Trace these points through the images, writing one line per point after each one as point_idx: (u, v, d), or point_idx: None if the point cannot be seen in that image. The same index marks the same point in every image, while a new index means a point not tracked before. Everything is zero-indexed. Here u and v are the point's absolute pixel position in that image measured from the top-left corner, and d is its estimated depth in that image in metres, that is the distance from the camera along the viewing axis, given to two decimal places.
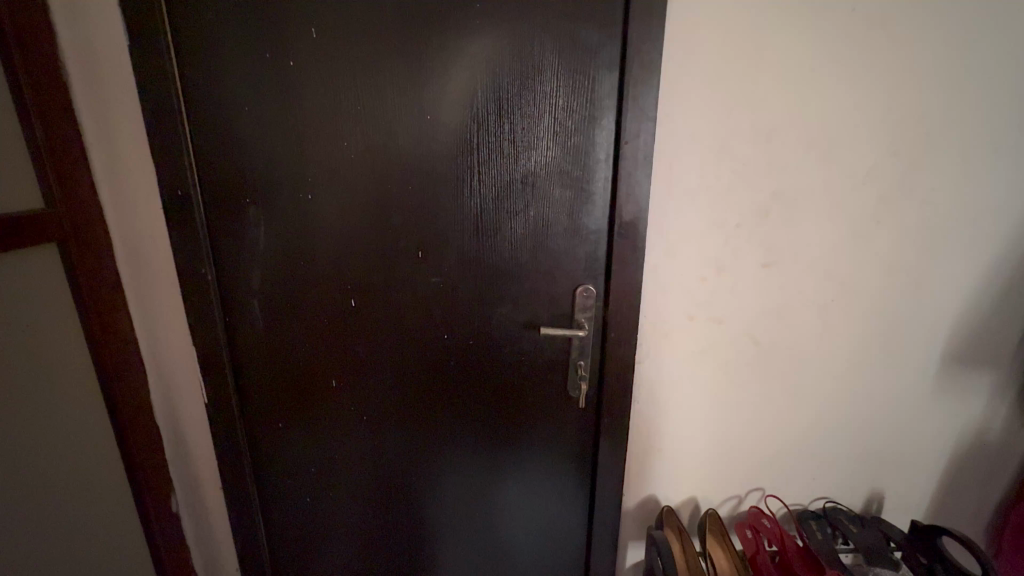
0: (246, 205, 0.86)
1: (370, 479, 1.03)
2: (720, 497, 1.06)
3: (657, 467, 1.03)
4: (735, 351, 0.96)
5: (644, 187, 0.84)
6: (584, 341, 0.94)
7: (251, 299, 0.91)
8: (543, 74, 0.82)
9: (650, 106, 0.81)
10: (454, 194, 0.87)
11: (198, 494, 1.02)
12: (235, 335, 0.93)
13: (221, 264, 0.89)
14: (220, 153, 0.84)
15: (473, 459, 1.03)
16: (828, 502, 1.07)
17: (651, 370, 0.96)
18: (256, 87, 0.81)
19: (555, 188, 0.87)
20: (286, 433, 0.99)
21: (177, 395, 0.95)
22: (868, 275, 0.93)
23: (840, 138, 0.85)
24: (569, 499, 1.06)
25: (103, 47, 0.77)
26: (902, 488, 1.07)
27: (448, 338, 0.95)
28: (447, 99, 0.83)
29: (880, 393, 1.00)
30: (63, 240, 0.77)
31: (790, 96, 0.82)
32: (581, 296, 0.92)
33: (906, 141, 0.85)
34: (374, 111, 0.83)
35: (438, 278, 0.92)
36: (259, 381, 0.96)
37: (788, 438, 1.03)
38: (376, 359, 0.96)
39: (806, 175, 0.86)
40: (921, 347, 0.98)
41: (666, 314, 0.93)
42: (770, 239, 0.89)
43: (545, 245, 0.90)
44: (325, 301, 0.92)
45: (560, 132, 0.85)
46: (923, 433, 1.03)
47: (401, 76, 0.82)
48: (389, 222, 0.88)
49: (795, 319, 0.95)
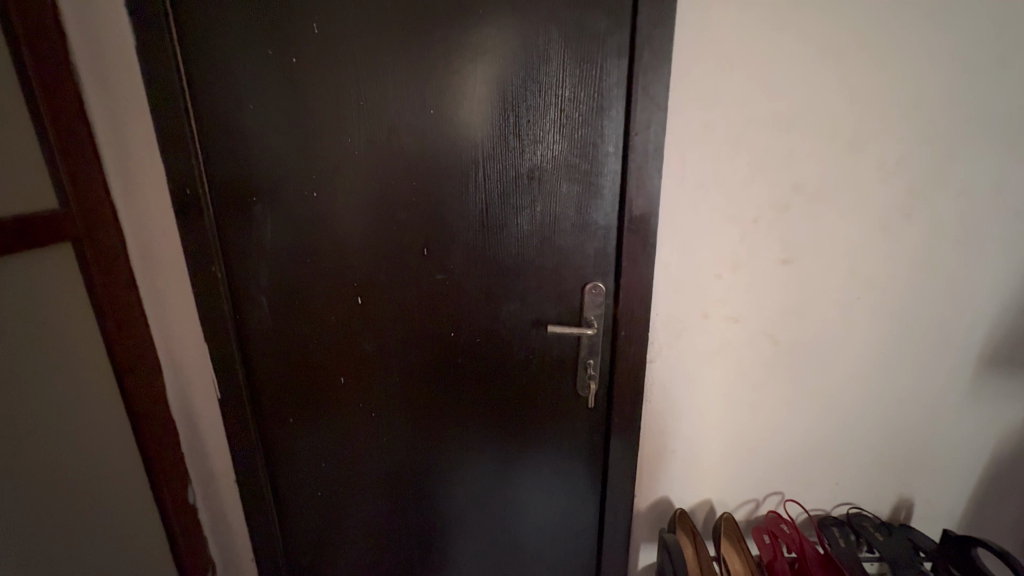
0: (252, 204, 0.87)
1: (382, 476, 1.04)
2: (736, 500, 1.03)
3: (670, 468, 1.00)
4: (753, 351, 0.92)
5: (654, 181, 0.81)
6: (593, 339, 0.91)
7: (260, 297, 0.92)
8: (549, 65, 0.79)
9: (659, 95, 0.77)
10: (459, 190, 0.86)
11: (213, 487, 1.04)
12: (246, 331, 0.94)
13: (231, 262, 0.90)
14: (227, 153, 0.84)
15: (486, 458, 1.02)
16: (852, 508, 1.02)
17: (662, 370, 0.93)
18: (261, 86, 0.81)
19: (561, 183, 0.85)
20: (296, 429, 1.00)
21: (191, 390, 0.97)
22: (897, 272, 0.87)
23: (867, 124, 0.79)
24: (580, 498, 1.04)
25: (113, 49, 0.78)
26: (932, 494, 1.01)
27: (454, 336, 0.94)
28: (450, 92, 0.81)
29: (909, 394, 0.95)
30: (78, 239, 0.79)
31: (812, 83, 0.77)
32: (591, 293, 0.89)
33: (940, 127, 0.79)
34: (375, 106, 0.82)
35: (443, 275, 0.90)
36: (269, 378, 0.97)
37: (808, 440, 0.98)
38: (384, 357, 0.95)
39: (828, 165, 0.81)
40: (955, 346, 0.92)
41: (678, 313, 0.90)
42: (791, 233, 0.85)
43: (553, 241, 0.88)
44: (332, 298, 0.92)
45: (567, 125, 0.82)
46: (954, 438, 0.98)
47: (404, 69, 0.80)
48: (393, 219, 0.88)
49: (818, 318, 0.90)
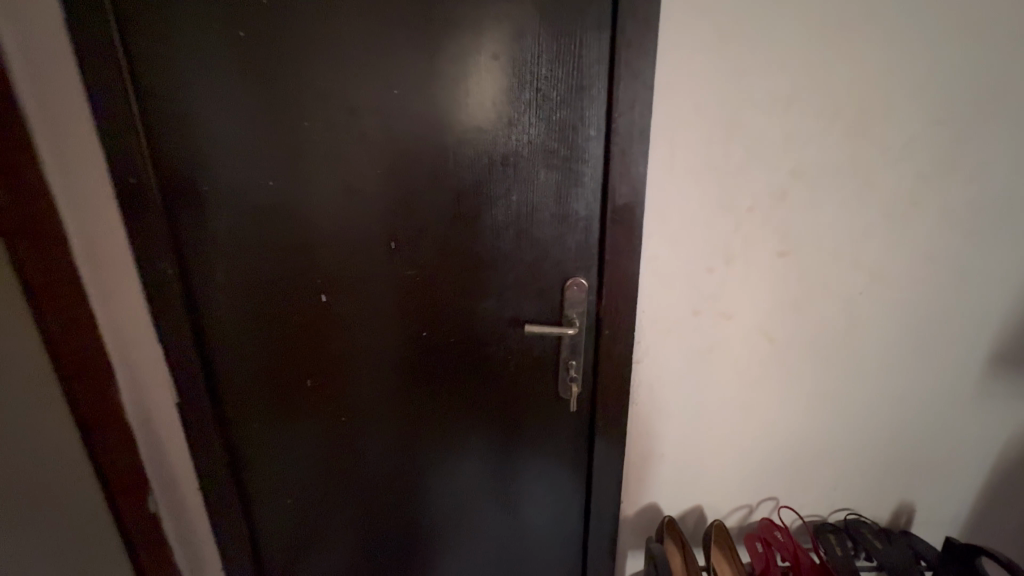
0: (205, 194, 0.80)
1: (356, 483, 0.98)
2: (727, 507, 0.98)
3: (658, 473, 0.95)
4: (746, 349, 0.86)
5: (639, 167, 0.75)
6: (575, 339, 0.85)
7: (218, 294, 0.86)
8: (523, 40, 0.72)
9: (645, 73, 0.70)
10: (429, 179, 0.79)
11: (176, 495, 0.98)
12: (205, 332, 0.88)
13: (186, 258, 0.83)
14: (176, 139, 0.77)
15: (465, 463, 0.97)
16: (850, 514, 0.98)
17: (649, 370, 0.88)
18: (209, 64, 0.74)
19: (539, 170, 0.78)
20: (262, 434, 0.95)
21: (148, 394, 0.90)
22: (901, 265, 0.81)
23: (872, 104, 0.73)
24: (564, 505, 0.99)
25: (39, 21, 0.70)
26: (934, 499, 0.97)
27: (428, 336, 0.88)
28: (416, 70, 0.74)
29: (912, 394, 0.89)
30: (10, 234, 0.72)
31: (813, 58, 0.71)
32: (572, 290, 0.83)
33: (951, 107, 0.73)
34: (336, 87, 0.75)
35: (414, 271, 0.84)
36: (231, 382, 0.91)
37: (803, 443, 0.93)
38: (353, 358, 0.90)
39: (828, 150, 0.75)
40: (963, 343, 0.86)
41: (666, 310, 0.84)
42: (787, 225, 0.79)
43: (531, 233, 0.82)
44: (295, 296, 0.86)
45: (544, 106, 0.75)
46: (961, 442, 0.92)
47: (367, 45, 0.73)
48: (359, 211, 0.81)
49: (815, 314, 0.84)
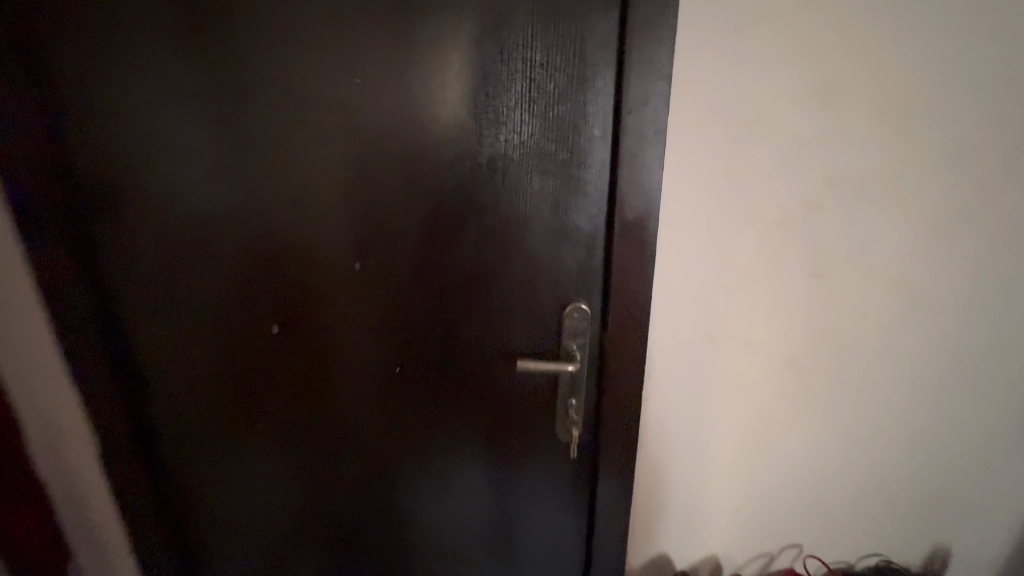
0: (127, 204, 0.66)
1: (323, 536, 0.85)
2: (746, 555, 0.87)
3: (669, 520, 0.84)
4: (769, 381, 0.76)
5: (653, 173, 0.62)
6: (575, 374, 0.73)
7: (148, 324, 0.71)
8: (514, 20, 0.60)
9: (661, 61, 0.59)
10: (401, 188, 0.66)
11: (105, 559, 0.82)
12: (133, 369, 0.73)
13: (105, 280, 0.69)
14: (89, 137, 0.63)
15: (448, 512, 0.84)
16: (881, 559, 0.87)
17: (660, 407, 0.76)
18: (128, 49, 0.60)
19: (533, 176, 0.66)
20: (208, 485, 0.80)
21: (64, 442, 0.75)
22: (947, 284, 0.71)
23: (920, 102, 0.62)
24: (562, 557, 0.87)
25: None
26: (972, 540, 0.87)
27: (401, 371, 0.75)
28: (383, 56, 0.61)
29: (951, 427, 0.80)
30: None
31: (853, 48, 0.60)
32: (571, 318, 0.71)
33: (1010, 106, 0.63)
34: (286, 76, 0.62)
35: (386, 296, 0.71)
36: (166, 427, 0.76)
37: (830, 483, 0.83)
38: (314, 396, 0.76)
39: (869, 154, 0.64)
40: (1009, 370, 0.76)
41: (680, 339, 0.72)
42: (821, 240, 0.68)
43: (523, 250, 0.69)
44: (242, 325, 0.72)
45: (539, 100, 0.63)
46: (1004, 478, 0.83)
47: (323, 26, 0.60)
48: (318, 226, 0.68)
49: (849, 341, 0.74)
